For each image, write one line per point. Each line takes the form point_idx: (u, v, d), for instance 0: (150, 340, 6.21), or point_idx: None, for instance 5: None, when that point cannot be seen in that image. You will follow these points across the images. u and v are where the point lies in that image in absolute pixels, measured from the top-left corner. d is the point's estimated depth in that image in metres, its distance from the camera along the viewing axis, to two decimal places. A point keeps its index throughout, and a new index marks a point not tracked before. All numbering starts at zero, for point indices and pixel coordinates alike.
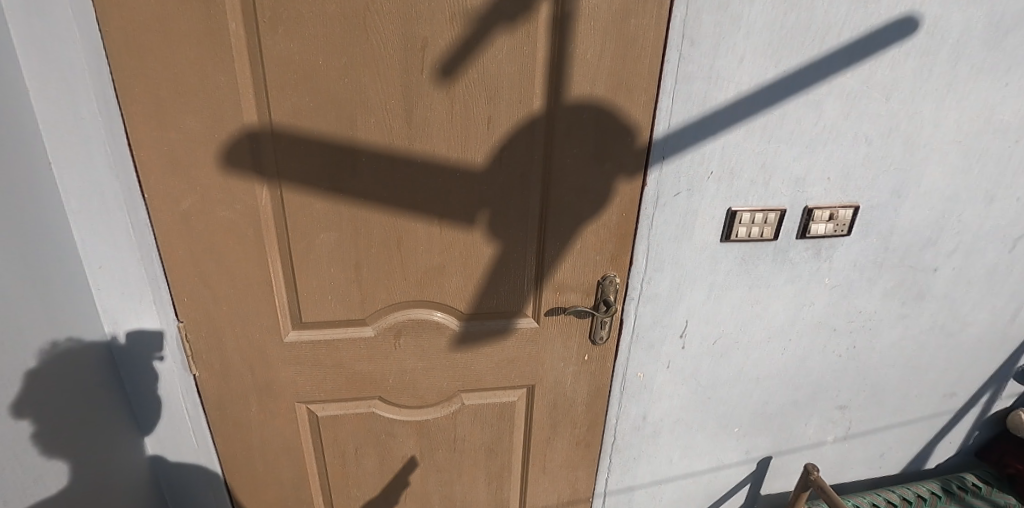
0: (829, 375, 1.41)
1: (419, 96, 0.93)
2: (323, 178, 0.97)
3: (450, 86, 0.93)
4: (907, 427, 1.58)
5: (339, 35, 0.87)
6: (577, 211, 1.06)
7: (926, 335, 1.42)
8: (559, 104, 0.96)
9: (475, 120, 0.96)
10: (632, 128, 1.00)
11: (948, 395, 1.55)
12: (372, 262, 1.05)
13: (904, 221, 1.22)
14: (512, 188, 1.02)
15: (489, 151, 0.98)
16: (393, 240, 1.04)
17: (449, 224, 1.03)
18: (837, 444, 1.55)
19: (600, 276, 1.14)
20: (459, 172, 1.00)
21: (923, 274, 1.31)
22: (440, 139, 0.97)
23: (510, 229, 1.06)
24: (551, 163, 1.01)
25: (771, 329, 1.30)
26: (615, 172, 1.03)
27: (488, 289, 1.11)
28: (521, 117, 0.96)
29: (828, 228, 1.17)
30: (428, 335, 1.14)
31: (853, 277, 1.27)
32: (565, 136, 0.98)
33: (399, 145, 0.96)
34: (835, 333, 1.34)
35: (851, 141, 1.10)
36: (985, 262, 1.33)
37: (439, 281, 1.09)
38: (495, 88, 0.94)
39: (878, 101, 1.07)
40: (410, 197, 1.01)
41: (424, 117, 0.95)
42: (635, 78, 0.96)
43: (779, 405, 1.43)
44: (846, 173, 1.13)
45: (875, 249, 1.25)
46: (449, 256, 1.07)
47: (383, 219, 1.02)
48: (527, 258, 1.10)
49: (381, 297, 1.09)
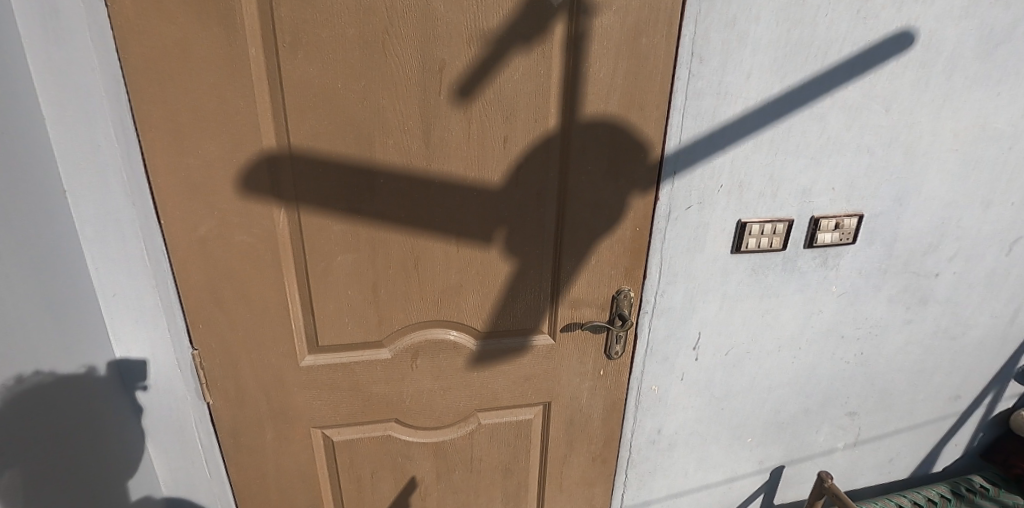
0: (838, 381, 1.42)
1: (438, 117, 0.94)
2: (341, 200, 0.97)
3: (468, 107, 0.94)
4: (915, 431, 1.60)
5: (359, 59, 0.89)
6: (592, 226, 1.07)
7: (930, 339, 1.44)
8: (574, 123, 0.98)
9: (492, 140, 0.97)
10: (645, 144, 1.02)
11: (954, 398, 1.58)
12: (390, 284, 1.05)
13: (906, 228, 1.26)
14: (529, 205, 1.03)
15: (507, 169, 1.00)
16: (410, 262, 1.04)
17: (466, 243, 1.04)
18: (847, 451, 1.56)
19: (615, 290, 1.14)
20: (477, 192, 1.00)
21: (926, 280, 1.35)
22: (458, 160, 0.98)
23: (527, 246, 1.07)
24: (566, 180, 1.02)
25: (782, 338, 1.31)
26: (629, 187, 1.05)
27: (504, 307, 1.11)
28: (537, 136, 0.98)
29: (835, 236, 1.20)
30: (445, 355, 1.13)
31: (859, 284, 1.30)
32: (580, 154, 1.00)
33: (417, 166, 0.97)
34: (844, 339, 1.36)
35: (854, 151, 1.14)
36: (985, 265, 1.37)
37: (455, 300, 1.09)
38: (511, 108, 0.95)
39: (878, 113, 1.11)
40: (427, 217, 1.01)
41: (441, 138, 0.96)
42: (647, 96, 0.98)
43: (791, 414, 1.43)
44: (850, 183, 1.17)
45: (879, 257, 1.27)
46: (466, 275, 1.07)
47: (400, 240, 1.02)
48: (542, 274, 1.10)
49: (398, 318, 1.08)
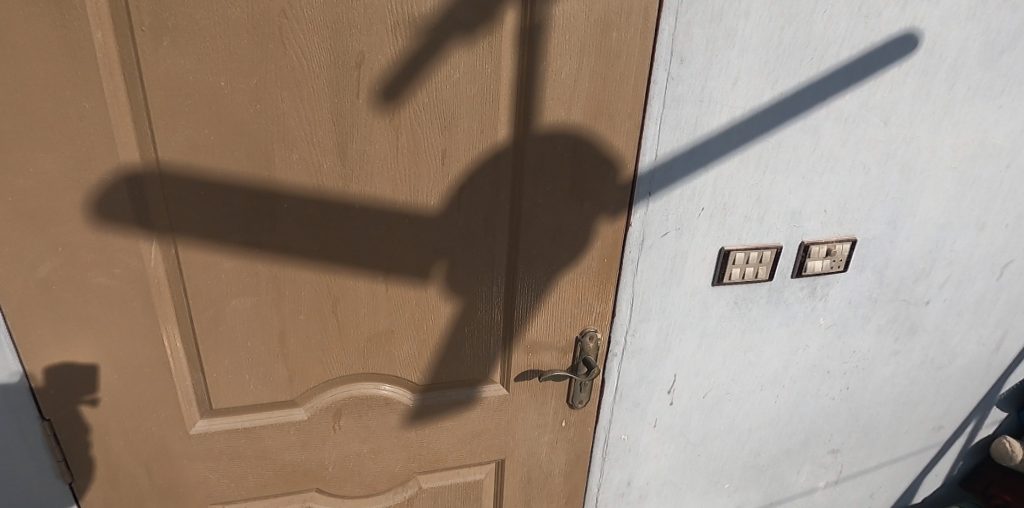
0: (823, 419, 1.29)
1: (356, 125, 0.74)
2: (233, 229, 0.76)
3: (395, 113, 0.75)
4: (898, 465, 1.49)
5: (247, 48, 0.68)
6: (551, 258, 0.89)
7: (917, 370, 1.34)
8: (529, 134, 0.80)
9: (427, 154, 0.78)
10: (614, 161, 0.85)
11: (938, 428, 1.48)
12: (301, 332, 0.84)
13: (898, 253, 1.14)
14: (475, 234, 0.85)
15: (448, 189, 0.81)
16: (327, 304, 0.83)
17: (397, 280, 0.84)
18: (829, 490, 1.43)
19: (579, 330, 0.97)
20: (409, 218, 0.81)
21: (916, 308, 1.23)
22: (384, 179, 0.78)
23: (473, 282, 0.88)
24: (520, 204, 0.84)
25: (766, 376, 1.17)
26: (595, 211, 0.88)
27: (447, 354, 0.92)
28: (483, 149, 0.79)
29: (825, 264, 1.07)
30: (375, 414, 0.93)
31: (848, 315, 1.17)
32: (536, 173, 0.82)
33: (331, 186, 0.77)
34: (830, 374, 1.23)
35: (849, 169, 1.01)
36: (976, 290, 1.27)
37: (385, 349, 0.89)
38: (450, 115, 0.76)
39: (877, 126, 1.00)
40: (347, 249, 0.81)
41: (362, 151, 0.76)
42: (617, 103, 0.81)
43: (772, 456, 1.29)
44: (843, 204, 1.04)
45: (870, 285, 1.15)
46: (398, 319, 0.87)
47: (312, 278, 0.81)
48: (492, 314, 0.92)
49: (314, 372, 0.88)
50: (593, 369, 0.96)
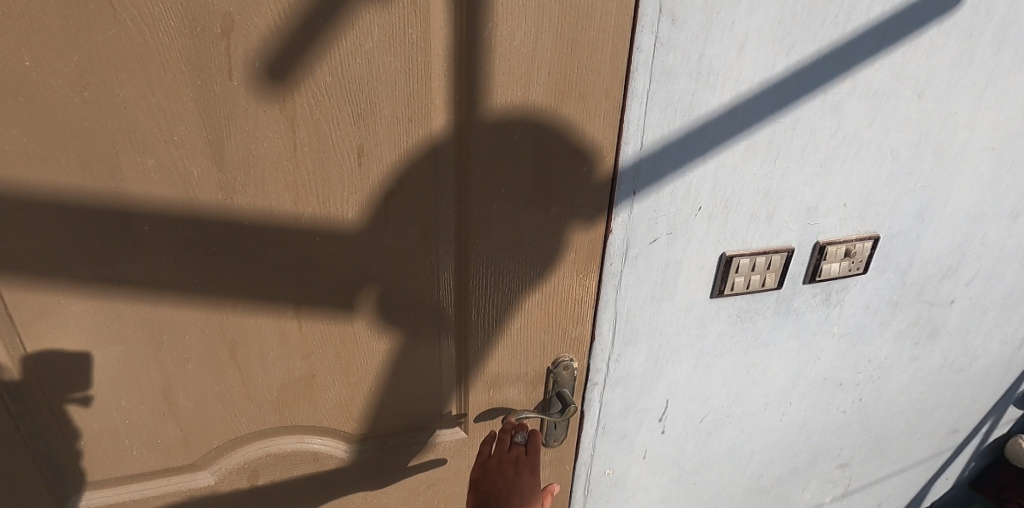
0: (832, 434, 1.15)
1: (235, 117, 0.55)
2: (78, 262, 0.56)
3: (288, 99, 0.55)
4: (908, 472, 1.36)
5: (47, 9, 0.46)
6: (513, 278, 0.71)
7: (935, 375, 1.19)
8: (475, 123, 0.60)
9: (338, 153, 0.58)
10: (588, 153, 0.66)
11: (952, 433, 1.35)
12: (192, 384, 0.66)
13: (924, 249, 0.98)
14: (411, 253, 0.66)
15: (371, 197, 0.61)
16: (222, 348, 0.65)
17: (313, 315, 0.66)
18: (835, 504, 1.30)
19: (552, 359, 0.80)
20: (321, 237, 0.62)
21: (939, 309, 1.08)
22: (281, 188, 0.59)
23: (414, 311, 0.70)
24: (469, 213, 0.65)
25: (771, 395, 1.01)
26: (566, 218, 0.69)
27: (388, 398, 0.75)
28: (415, 144, 0.60)
29: (843, 266, 0.90)
30: (302, 470, 0.76)
31: (865, 322, 1.01)
32: (487, 172, 0.63)
33: (209, 199, 0.57)
34: (842, 387, 1.08)
35: (875, 154, 0.83)
36: (1004, 286, 1.12)
37: (307, 397, 0.71)
38: (365, 101, 0.57)
39: (909, 101, 0.82)
40: (240, 278, 0.62)
41: (246, 152, 0.56)
42: (590, 78, 0.62)
43: (776, 476, 1.15)
44: (865, 196, 0.86)
45: (891, 287, 0.99)
46: (319, 362, 0.69)
47: (198, 319, 0.62)
48: (442, 347, 0.74)
49: (217, 429, 0.70)
50: (569, 406, 0.79)
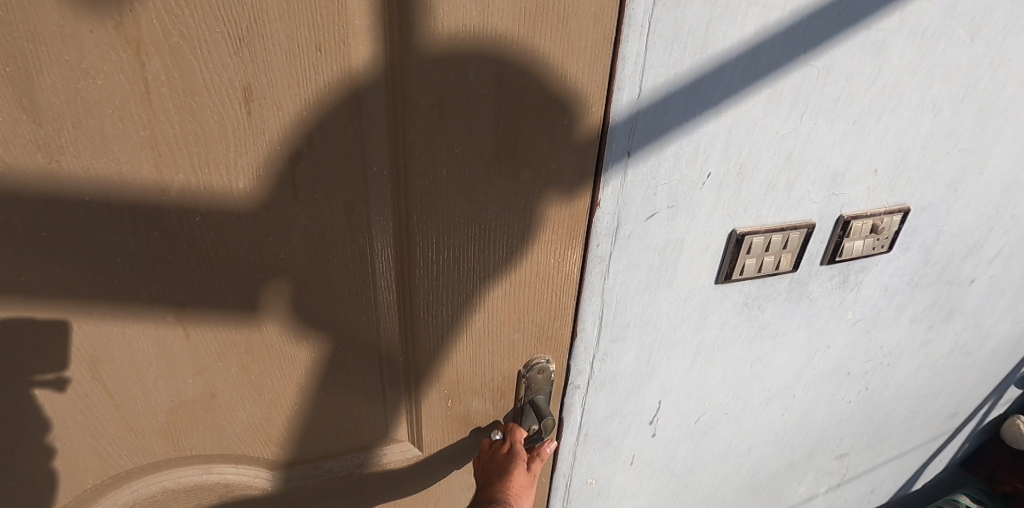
0: (833, 425, 1.04)
1: (42, 39, 0.35)
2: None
3: (126, 12, 0.36)
4: (904, 458, 1.29)
5: None
6: (474, 266, 0.55)
7: (945, 359, 1.09)
8: (413, 56, 0.43)
9: (215, 96, 0.41)
10: (570, 101, 0.50)
11: (952, 416, 1.27)
12: (43, 416, 0.49)
13: (953, 223, 0.85)
14: (335, 235, 0.49)
15: (271, 159, 0.44)
16: (79, 368, 0.48)
17: (204, 319, 0.49)
18: (829, 494, 1.22)
19: (523, 363, 0.65)
20: (203, 215, 0.45)
21: (958, 290, 0.96)
22: (134, 146, 0.41)
23: (344, 310, 0.54)
24: (411, 182, 0.49)
25: (774, 389, 0.89)
26: (542, 188, 0.53)
27: (317, 415, 0.60)
28: (328, 84, 0.43)
29: (866, 244, 0.77)
30: (214, 501, 0.62)
31: (882, 306, 0.88)
32: (432, 127, 0.47)
33: (21, 163, 0.39)
34: (850, 376, 0.97)
35: (915, 110, 0.69)
36: None
37: (210, 419, 0.55)
38: (248, 17, 0.38)
39: (960, 44, 0.66)
40: (92, 274, 0.45)
41: (71, 94, 0.38)
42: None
43: (772, 472, 1.05)
44: (899, 161, 0.72)
45: (913, 266, 0.86)
46: (221, 377, 0.53)
47: (34, 333, 0.45)
48: (385, 353, 0.59)
49: (91, 465, 0.53)
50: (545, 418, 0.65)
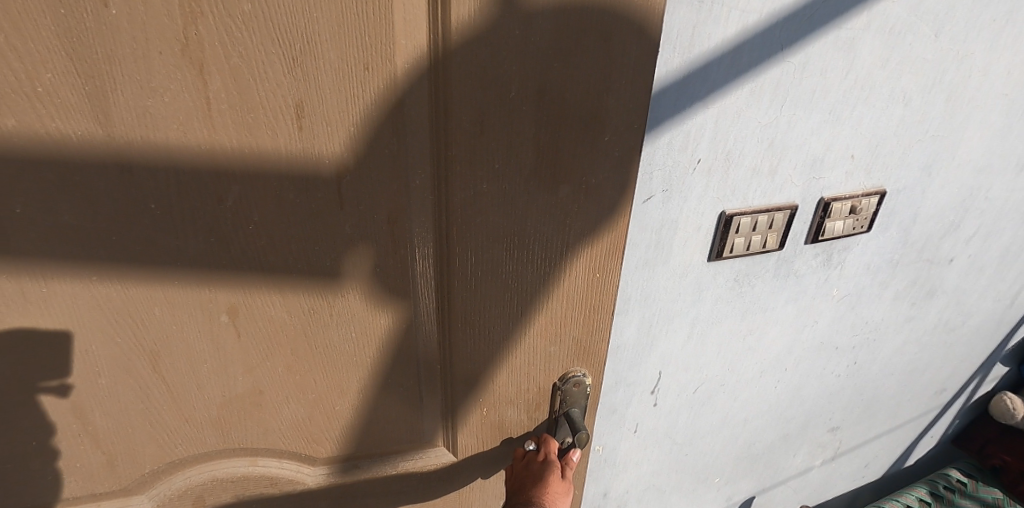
0: (825, 399, 1.11)
1: (116, 60, 0.34)
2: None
3: (191, 34, 0.34)
4: (896, 432, 1.35)
5: None
6: (511, 283, 0.52)
7: (930, 336, 1.16)
8: (459, 65, 0.40)
9: (269, 114, 0.38)
10: (608, 119, 0.47)
11: (940, 391, 1.33)
12: (100, 422, 0.48)
13: (930, 204, 0.92)
14: (375, 248, 0.47)
15: (315, 175, 0.42)
16: (139, 363, 0.45)
17: (254, 319, 0.47)
18: (823, 467, 1.29)
19: (560, 374, 0.62)
20: (254, 226, 0.42)
21: (938, 268, 1.03)
22: (195, 165, 0.38)
23: (384, 327, 0.52)
24: (450, 199, 0.46)
25: (766, 362, 0.96)
26: (579, 203, 0.50)
27: (357, 418, 0.57)
28: (372, 100, 0.40)
29: (846, 224, 0.84)
30: (259, 497, 0.59)
31: (865, 283, 0.95)
32: (476, 140, 0.44)
33: (75, 179, 0.37)
34: (838, 352, 1.03)
35: (886, 101, 0.76)
36: (1002, 243, 1.08)
37: (246, 428, 0.53)
38: (301, 38, 0.36)
39: (926, 41, 0.74)
40: (150, 279, 0.42)
41: (141, 112, 0.36)
42: (620, 10, 0.42)
43: (767, 443, 1.12)
44: (874, 146, 0.79)
45: (893, 246, 0.93)
46: (269, 375, 0.50)
47: (90, 355, 0.44)
48: (421, 366, 0.56)
49: (147, 453, 0.51)
50: (580, 432, 0.62)
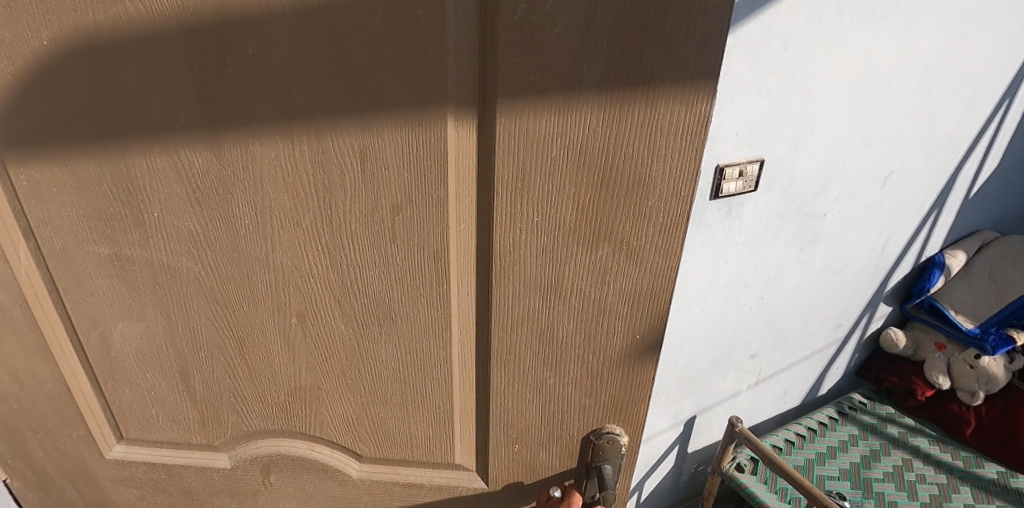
0: (742, 328, 1.43)
1: (232, 107, 0.43)
2: (84, 250, 0.51)
3: (285, 90, 0.42)
4: (806, 362, 1.69)
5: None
6: (549, 334, 0.56)
7: (820, 277, 1.50)
8: (500, 128, 0.44)
9: (337, 155, 0.45)
10: (654, 184, 0.47)
11: (837, 326, 1.68)
12: (213, 378, 0.60)
13: (801, 171, 1.25)
14: (413, 273, 0.52)
15: (367, 210, 0.48)
16: (229, 345, 0.57)
17: (318, 326, 0.56)
18: (750, 391, 1.61)
19: (594, 427, 0.65)
20: (323, 246, 0.50)
21: (816, 220, 1.37)
22: (281, 188, 0.47)
23: (427, 352, 0.58)
24: (488, 239, 0.51)
25: (693, 292, 1.27)
26: (620, 262, 0.52)
27: (397, 425, 0.65)
28: (428, 155, 0.46)
29: (739, 185, 1.16)
30: (310, 476, 0.71)
31: (760, 231, 1.28)
32: (525, 203, 0.48)
33: (205, 193, 0.47)
34: (747, 287, 1.36)
35: (756, 94, 1.08)
36: (864, 200, 1.43)
37: (313, 410, 0.63)
38: (372, 97, 0.43)
39: (778, 53, 1.07)
40: (240, 275, 0.52)
41: (246, 148, 0.45)
42: (665, 76, 0.42)
43: (702, 366, 1.43)
44: (751, 127, 1.12)
45: (778, 203, 1.26)
46: (325, 373, 0.60)
47: (206, 326, 0.56)
48: (454, 386, 0.62)
49: (232, 408, 0.64)
50: (606, 491, 0.64)
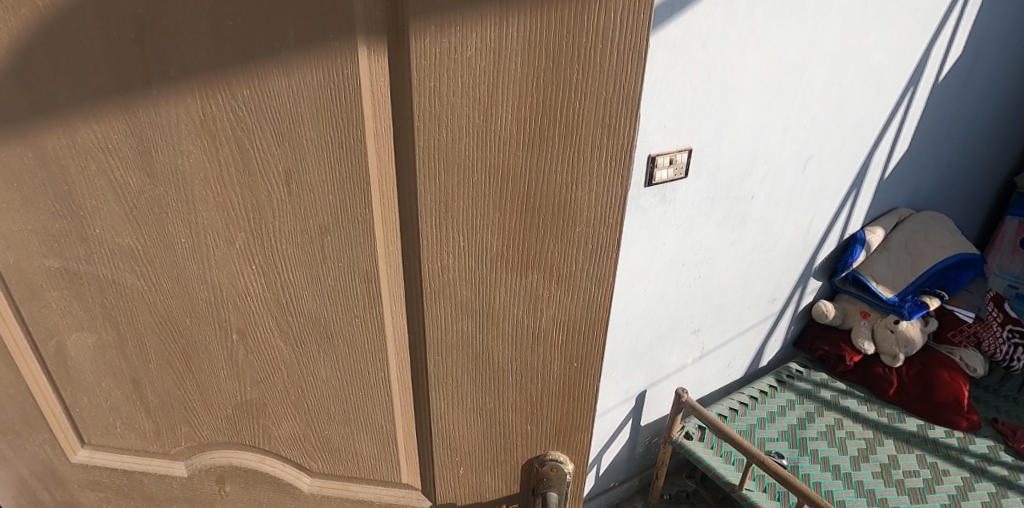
0: (684, 305, 1.55)
1: (157, 128, 0.40)
2: (34, 263, 0.49)
3: (208, 111, 0.39)
4: (746, 336, 1.83)
5: None
6: (492, 374, 0.51)
7: (751, 256, 1.63)
8: (410, 146, 0.39)
9: (266, 180, 0.41)
10: (581, 209, 0.42)
11: (772, 301, 1.82)
12: (170, 397, 0.58)
13: (727, 156, 1.37)
14: (351, 306, 0.48)
15: (297, 239, 0.44)
16: (176, 357, 0.54)
17: (258, 345, 0.52)
18: (696, 365, 1.73)
19: (537, 453, 0.58)
20: (261, 272, 0.47)
21: (743, 203, 1.49)
22: (213, 211, 0.44)
23: (364, 389, 0.55)
24: (416, 266, 0.46)
25: (634, 273, 1.37)
26: (551, 287, 0.46)
27: (344, 445, 0.60)
28: (345, 176, 0.41)
29: (670, 173, 1.26)
30: (263, 489, 0.66)
31: (693, 215, 1.39)
32: (442, 226, 0.43)
33: (143, 213, 0.44)
34: (684, 267, 1.47)
35: (679, 89, 1.19)
36: (787, 183, 1.57)
37: (258, 427, 0.59)
38: (286, 119, 0.38)
39: (697, 51, 1.17)
40: (188, 297, 0.49)
41: (176, 170, 0.42)
42: (587, 91, 0.36)
43: (648, 342, 1.53)
44: (678, 119, 1.22)
45: (707, 189, 1.38)
46: (271, 391, 0.56)
47: (157, 345, 0.53)
48: (396, 425, 0.58)
49: (184, 428, 0.61)
50: None
